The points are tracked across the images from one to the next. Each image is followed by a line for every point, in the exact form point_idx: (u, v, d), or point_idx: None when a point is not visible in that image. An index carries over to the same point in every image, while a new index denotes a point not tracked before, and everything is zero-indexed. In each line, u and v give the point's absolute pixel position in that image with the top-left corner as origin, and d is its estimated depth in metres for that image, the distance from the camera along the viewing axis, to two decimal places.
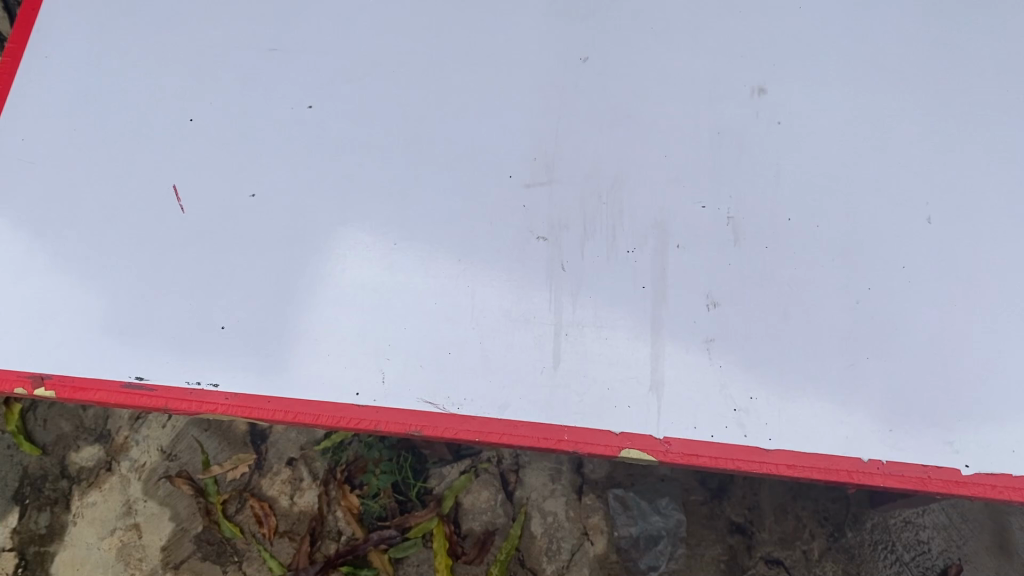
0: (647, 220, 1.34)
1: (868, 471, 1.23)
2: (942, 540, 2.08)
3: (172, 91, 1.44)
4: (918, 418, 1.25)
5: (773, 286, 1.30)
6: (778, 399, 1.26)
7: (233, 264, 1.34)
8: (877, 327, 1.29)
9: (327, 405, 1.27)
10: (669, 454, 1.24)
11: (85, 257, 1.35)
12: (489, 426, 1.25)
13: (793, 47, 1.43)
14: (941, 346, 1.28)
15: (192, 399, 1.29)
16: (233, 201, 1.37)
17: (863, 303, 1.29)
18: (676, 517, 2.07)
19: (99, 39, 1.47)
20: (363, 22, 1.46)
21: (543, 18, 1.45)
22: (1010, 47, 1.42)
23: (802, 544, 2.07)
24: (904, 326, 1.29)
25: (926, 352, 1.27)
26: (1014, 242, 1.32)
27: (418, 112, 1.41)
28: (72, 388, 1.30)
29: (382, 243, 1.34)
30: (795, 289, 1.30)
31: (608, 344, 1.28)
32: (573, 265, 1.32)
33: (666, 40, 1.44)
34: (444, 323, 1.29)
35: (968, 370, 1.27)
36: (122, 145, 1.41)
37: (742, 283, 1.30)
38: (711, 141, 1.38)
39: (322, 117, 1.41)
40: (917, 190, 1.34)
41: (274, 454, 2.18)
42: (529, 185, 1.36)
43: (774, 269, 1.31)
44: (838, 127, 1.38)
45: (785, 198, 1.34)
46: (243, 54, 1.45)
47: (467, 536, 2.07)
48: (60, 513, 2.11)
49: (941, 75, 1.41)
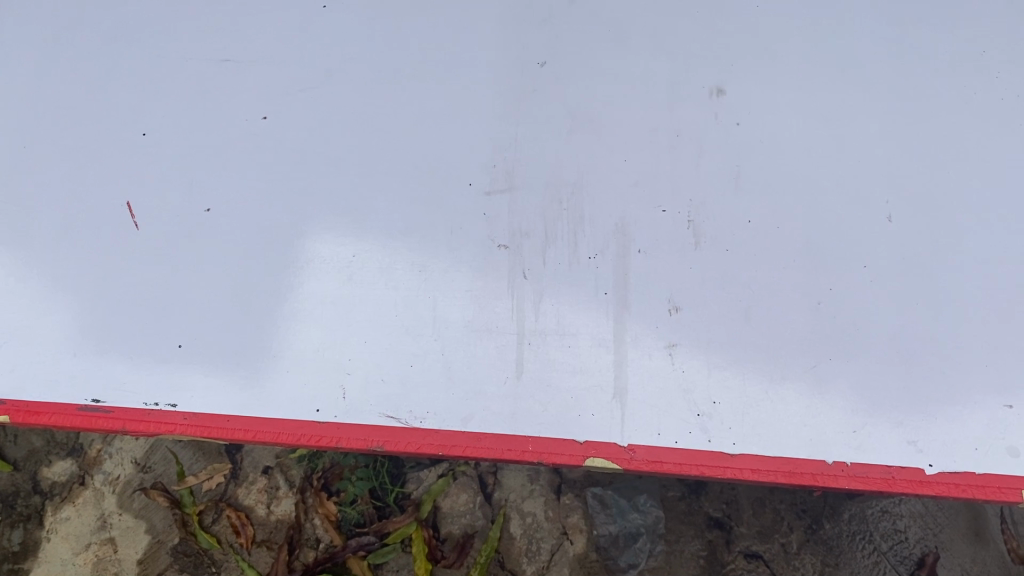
0: (608, 226, 1.33)
1: (832, 473, 1.23)
2: (918, 528, 2.09)
3: (124, 105, 1.41)
4: (882, 418, 1.25)
5: (736, 289, 1.29)
6: (742, 403, 1.25)
7: (191, 281, 1.32)
8: (839, 327, 1.28)
9: (288, 423, 1.26)
10: (633, 461, 1.23)
11: (40, 278, 1.33)
12: (452, 439, 1.24)
13: (751, 46, 1.42)
14: (903, 345, 1.28)
15: (150, 420, 1.27)
16: (189, 217, 1.35)
17: (825, 303, 1.29)
18: (654, 514, 2.07)
19: (49, 54, 1.44)
20: (317, 32, 1.45)
21: (499, 22, 1.44)
22: (965, 41, 1.42)
23: (780, 537, 2.07)
24: (866, 325, 1.28)
25: (888, 350, 1.27)
26: (974, 239, 1.32)
27: (375, 121, 1.39)
28: (27, 412, 1.28)
29: (341, 254, 1.32)
30: (756, 291, 1.29)
31: (572, 352, 1.27)
32: (535, 273, 1.30)
33: (623, 42, 1.43)
34: (406, 335, 1.28)
35: (931, 368, 1.27)
36: (74, 162, 1.38)
37: (703, 287, 1.29)
38: (670, 144, 1.37)
39: (278, 129, 1.39)
40: (877, 188, 1.34)
41: (249, 463, 2.15)
42: (489, 193, 1.35)
43: (735, 272, 1.30)
44: (796, 127, 1.37)
45: (746, 200, 1.34)
46: (196, 66, 1.43)
47: (446, 540, 2.05)
48: (33, 529, 2.08)
49: (899, 73, 1.41)
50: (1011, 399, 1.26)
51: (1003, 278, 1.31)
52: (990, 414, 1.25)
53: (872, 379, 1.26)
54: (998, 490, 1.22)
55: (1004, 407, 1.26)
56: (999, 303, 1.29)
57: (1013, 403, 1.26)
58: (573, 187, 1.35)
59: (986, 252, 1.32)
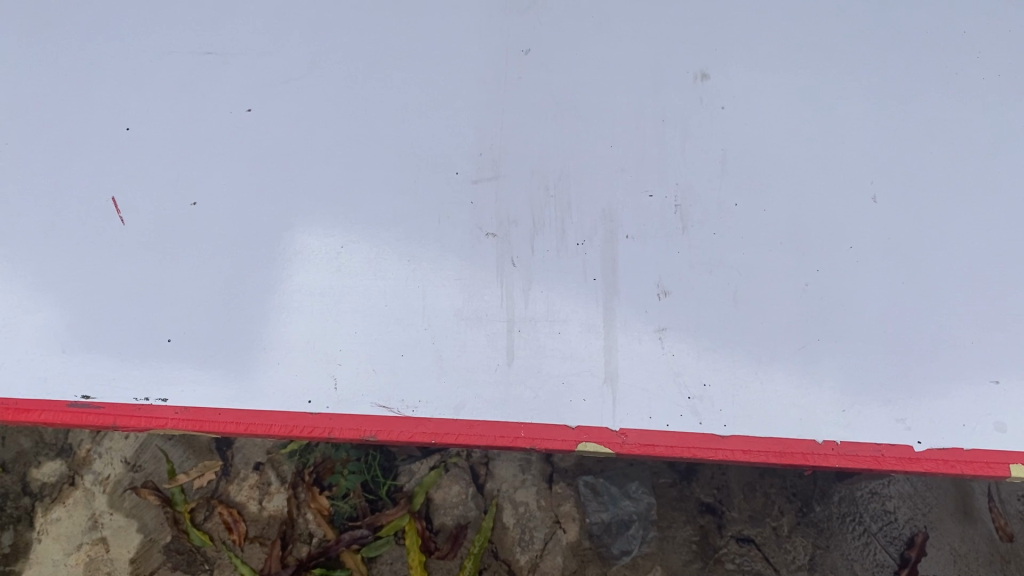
0: (596, 212, 1.33)
1: (822, 452, 1.24)
2: (908, 509, 2.10)
3: (108, 99, 1.40)
4: (871, 396, 1.26)
5: (724, 272, 1.30)
6: (730, 385, 1.26)
7: (178, 275, 1.31)
8: (826, 306, 1.29)
9: (280, 415, 1.26)
10: (625, 445, 1.24)
11: (25, 275, 1.32)
12: (444, 427, 1.24)
13: (733, 31, 1.43)
14: (890, 323, 1.29)
15: (140, 415, 1.27)
16: (175, 211, 1.34)
17: (810, 281, 1.30)
18: (646, 500, 2.07)
19: (31, 49, 1.43)
20: (300, 24, 1.44)
21: (483, 10, 1.44)
22: (946, 21, 1.44)
23: (771, 520, 2.08)
24: (853, 305, 1.29)
25: (874, 328, 1.28)
26: (959, 217, 1.33)
27: (360, 111, 1.39)
28: (16, 411, 1.27)
29: (329, 246, 1.32)
30: (743, 274, 1.30)
31: (561, 338, 1.27)
32: (523, 260, 1.30)
33: (607, 28, 1.43)
34: (395, 325, 1.28)
35: (916, 345, 1.28)
36: (57, 158, 1.37)
37: (690, 270, 1.30)
38: (656, 129, 1.37)
39: (262, 121, 1.39)
40: (861, 170, 1.35)
41: (240, 460, 2.15)
42: (476, 181, 1.35)
43: (723, 255, 1.31)
44: (780, 110, 1.38)
45: (731, 183, 1.34)
46: (179, 59, 1.42)
47: (439, 531, 2.05)
48: (23, 531, 2.07)
49: (881, 55, 1.42)
50: (998, 375, 1.27)
51: (987, 256, 1.32)
52: (977, 390, 1.27)
53: (860, 359, 1.27)
54: (986, 465, 1.23)
55: (991, 383, 1.27)
56: (984, 280, 1.31)
57: (1000, 379, 1.27)
58: (560, 174, 1.35)
59: (972, 231, 1.33)
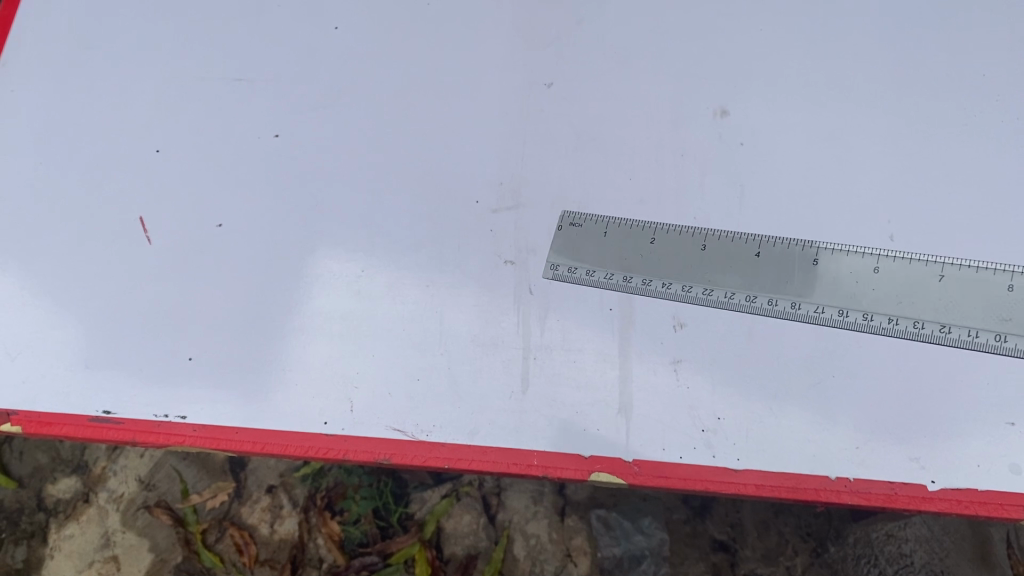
0: (613, 243, 1.35)
1: (835, 488, 1.22)
2: (924, 553, 2.00)
3: (140, 121, 1.45)
4: (886, 435, 1.25)
5: (745, 296, 1.30)
6: (745, 419, 1.26)
7: (200, 296, 1.33)
8: (860, 304, 1.28)
9: (295, 435, 1.26)
10: (638, 476, 1.23)
11: (50, 291, 1.35)
12: (458, 452, 1.24)
13: (753, 69, 1.46)
14: (916, 328, 1.25)
15: (159, 432, 1.27)
16: (200, 232, 1.37)
17: (797, 261, 1.32)
18: (658, 536, 2.06)
19: (71, 74, 1.49)
20: (328, 55, 1.49)
21: (509, 47, 1.49)
22: (967, 63, 1.44)
23: (785, 560, 2.06)
24: (853, 278, 1.30)
25: (884, 297, 1.28)
26: (982, 256, 1.31)
27: (384, 139, 1.42)
28: (39, 423, 1.29)
29: (349, 270, 1.34)
30: (771, 301, 1.30)
31: (577, 367, 1.28)
32: (541, 288, 1.32)
33: (628, 65, 1.47)
34: (412, 349, 1.29)
35: (920, 295, 1.27)
36: (88, 177, 1.41)
37: (697, 268, 1.32)
38: (674, 163, 1.39)
39: (289, 145, 1.42)
40: (879, 207, 1.35)
41: (253, 482, 2.16)
42: (495, 210, 1.37)
43: (756, 282, 1.31)
44: (799, 147, 1.40)
45: (749, 219, 1.35)
46: (212, 86, 1.47)
47: (450, 561, 2.03)
48: (37, 546, 2.08)
49: (899, 96, 1.43)
50: (1010, 280, 1.27)
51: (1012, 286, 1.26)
52: (991, 430, 1.24)
53: (867, 330, 1.27)
54: (1000, 507, 1.20)
55: (1005, 291, 1.26)
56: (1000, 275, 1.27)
57: (1014, 420, 1.24)
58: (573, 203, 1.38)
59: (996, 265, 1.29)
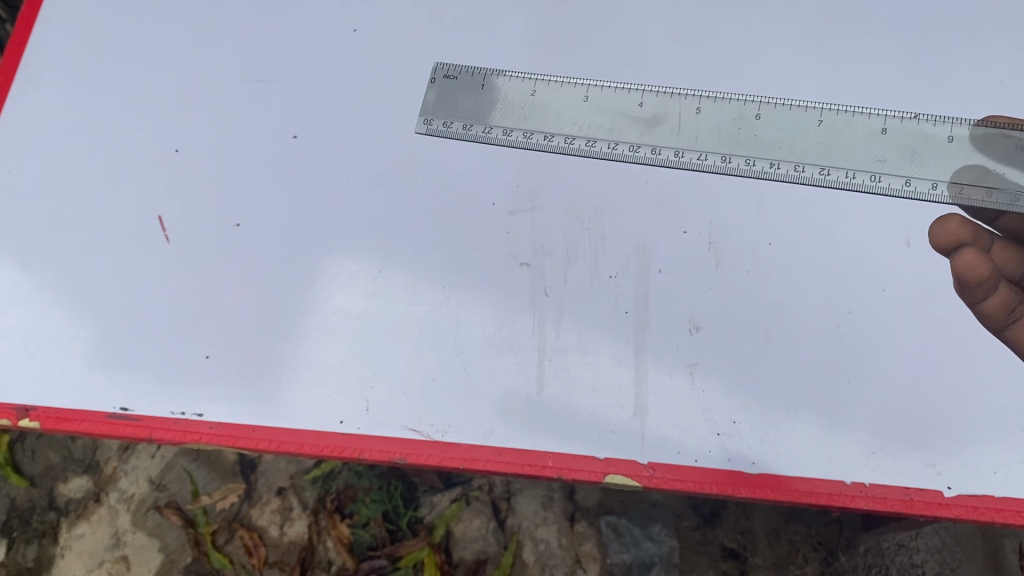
0: (629, 246, 1.35)
1: (850, 493, 1.22)
2: (936, 564, 2.01)
3: (159, 121, 1.46)
4: (903, 442, 1.25)
5: (692, 154, 1.32)
6: (761, 424, 1.25)
7: (217, 294, 1.34)
8: (804, 156, 1.30)
9: (312, 435, 1.27)
10: (653, 479, 1.23)
11: (69, 289, 1.36)
12: (472, 453, 1.24)
13: (769, 73, 1.46)
14: (872, 179, 1.26)
15: (177, 429, 1.28)
16: (218, 231, 1.38)
17: (723, 117, 1.35)
18: (668, 543, 2.05)
19: (91, 74, 1.50)
20: (346, 57, 1.50)
21: (525, 49, 1.49)
22: (985, 70, 1.44)
23: (795, 568, 2.05)
24: (764, 134, 1.33)
25: (826, 150, 1.30)
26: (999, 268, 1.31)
27: (400, 140, 1.43)
28: (56, 419, 1.29)
29: (364, 271, 1.35)
30: (716, 157, 1.31)
31: (592, 369, 1.28)
32: (556, 290, 1.32)
33: (645, 68, 1.47)
34: (428, 350, 1.30)
35: (827, 145, 1.31)
36: (107, 175, 1.42)
37: (629, 124, 1.35)
38: None
39: (307, 146, 1.43)
40: (895, 215, 1.36)
41: (263, 484, 2.16)
42: (512, 212, 1.37)
43: (699, 139, 1.33)
44: None
45: (765, 224, 1.36)
46: (230, 86, 1.48)
47: (458, 565, 2.03)
48: (48, 546, 2.09)
49: (918, 101, 1.43)
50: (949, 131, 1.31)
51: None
52: (1007, 439, 1.24)
53: (799, 179, 1.28)
54: (1017, 513, 1.19)
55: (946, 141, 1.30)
56: (924, 128, 1.31)
57: None
58: (507, 88, 1.42)
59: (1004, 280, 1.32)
